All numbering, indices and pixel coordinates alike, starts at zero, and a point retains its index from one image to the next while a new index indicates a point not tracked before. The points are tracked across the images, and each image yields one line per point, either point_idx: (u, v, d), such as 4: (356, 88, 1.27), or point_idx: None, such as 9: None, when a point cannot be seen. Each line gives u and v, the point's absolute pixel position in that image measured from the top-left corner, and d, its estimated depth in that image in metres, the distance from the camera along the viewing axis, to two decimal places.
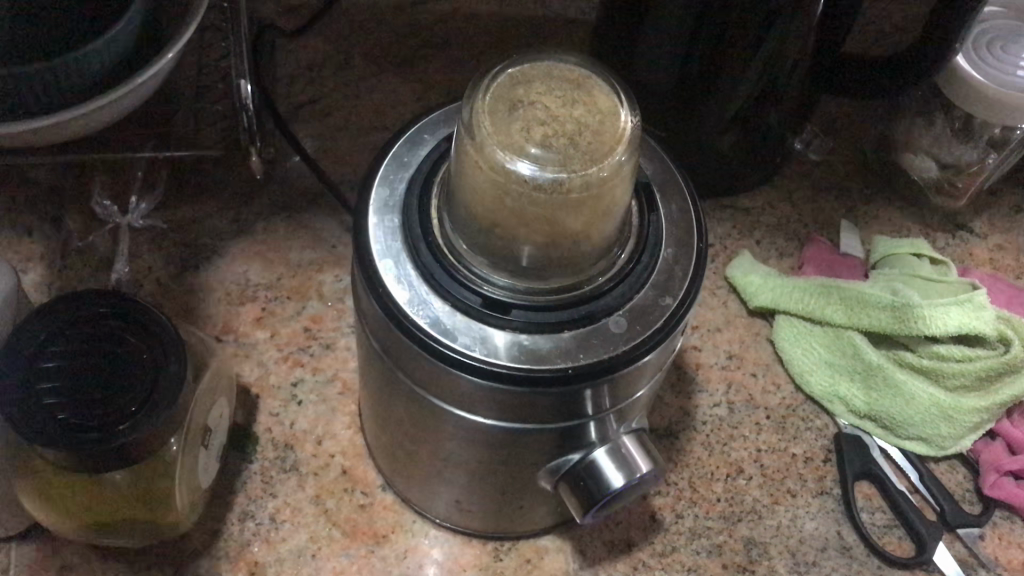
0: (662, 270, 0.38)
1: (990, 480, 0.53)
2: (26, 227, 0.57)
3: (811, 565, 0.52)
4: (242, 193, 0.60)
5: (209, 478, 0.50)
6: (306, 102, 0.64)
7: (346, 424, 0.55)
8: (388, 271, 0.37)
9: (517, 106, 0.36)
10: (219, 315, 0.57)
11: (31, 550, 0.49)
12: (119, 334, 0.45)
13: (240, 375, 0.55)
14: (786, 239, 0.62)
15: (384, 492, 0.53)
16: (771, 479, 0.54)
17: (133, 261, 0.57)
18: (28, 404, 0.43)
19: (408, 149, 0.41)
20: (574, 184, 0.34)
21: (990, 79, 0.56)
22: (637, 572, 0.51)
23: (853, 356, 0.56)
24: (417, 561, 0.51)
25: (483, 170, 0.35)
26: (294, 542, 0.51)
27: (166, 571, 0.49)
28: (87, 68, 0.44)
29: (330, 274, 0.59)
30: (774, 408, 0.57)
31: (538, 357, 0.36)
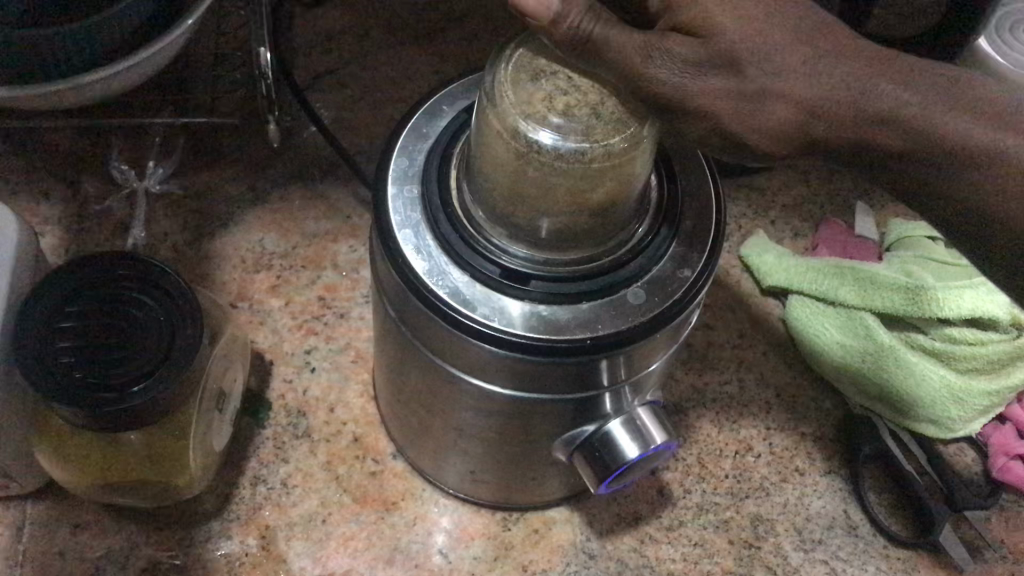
0: (681, 242, 0.39)
1: (1000, 463, 0.53)
2: (45, 190, 0.58)
3: (817, 543, 0.52)
4: (258, 162, 0.61)
5: (222, 441, 0.50)
6: (323, 72, 0.64)
7: (358, 393, 0.55)
8: (408, 242, 0.37)
9: (540, 75, 0.35)
10: (234, 282, 0.57)
11: (46, 508, 0.50)
12: (137, 296, 0.45)
13: (255, 342, 0.56)
14: (801, 219, 0.63)
15: (395, 460, 0.53)
16: (779, 457, 0.55)
17: (150, 227, 0.57)
18: (44, 361, 0.43)
19: (426, 121, 0.41)
20: (597, 155, 0.34)
21: (1015, 64, 0.58)
22: (644, 546, 0.51)
23: (865, 337, 0.55)
24: (426, 529, 0.52)
25: (504, 140, 0.35)
26: (304, 507, 0.51)
27: (178, 531, 0.50)
28: (113, 31, 0.44)
29: (345, 244, 0.59)
30: (784, 387, 0.57)
31: (556, 328, 0.36)
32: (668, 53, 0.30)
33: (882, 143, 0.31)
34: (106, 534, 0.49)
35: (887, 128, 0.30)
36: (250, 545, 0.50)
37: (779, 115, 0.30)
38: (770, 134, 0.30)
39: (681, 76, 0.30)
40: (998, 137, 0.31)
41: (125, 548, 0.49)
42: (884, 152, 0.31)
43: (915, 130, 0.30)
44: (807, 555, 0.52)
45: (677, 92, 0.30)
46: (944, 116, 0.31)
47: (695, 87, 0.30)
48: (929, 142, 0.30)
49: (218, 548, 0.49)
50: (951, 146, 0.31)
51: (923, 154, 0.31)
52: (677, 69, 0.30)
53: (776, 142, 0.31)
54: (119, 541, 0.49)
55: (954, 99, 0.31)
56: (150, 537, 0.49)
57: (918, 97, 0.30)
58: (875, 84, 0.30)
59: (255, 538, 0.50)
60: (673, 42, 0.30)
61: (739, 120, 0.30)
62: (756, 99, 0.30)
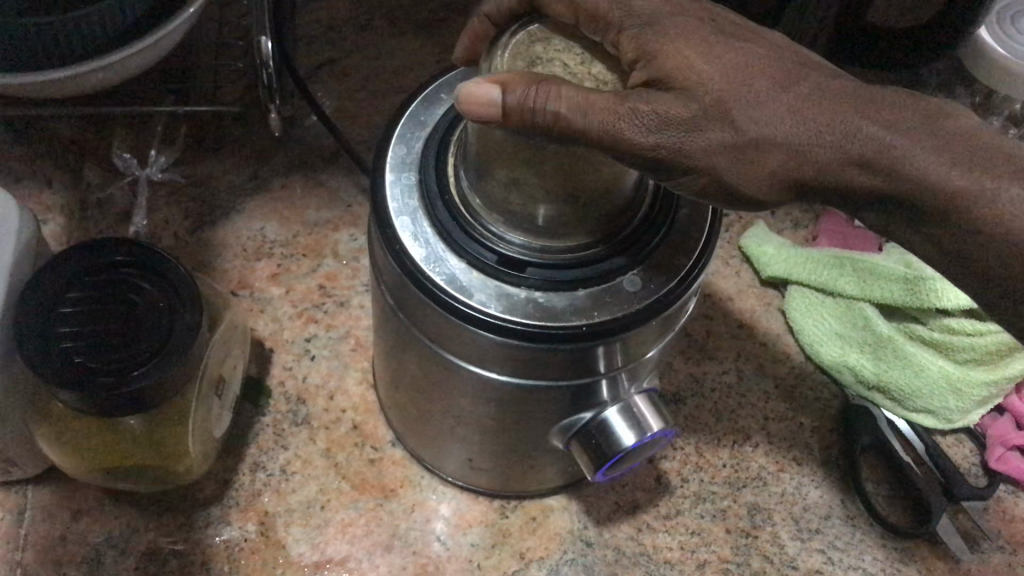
0: (678, 229, 0.38)
1: (996, 454, 0.53)
2: (48, 178, 0.58)
3: (814, 532, 0.52)
4: (259, 151, 0.61)
5: (222, 428, 0.50)
6: (325, 62, 0.64)
7: (357, 381, 0.55)
8: (405, 229, 0.37)
9: (536, 63, 0.35)
10: (235, 270, 0.57)
11: (48, 492, 0.50)
12: (137, 283, 0.46)
13: (256, 329, 0.56)
14: (802, 210, 0.63)
15: (394, 448, 0.54)
16: (777, 447, 0.55)
17: (152, 215, 0.58)
18: (45, 346, 0.43)
19: (425, 109, 0.41)
20: (593, 142, 0.34)
21: (1014, 54, 0.58)
22: (641, 534, 0.52)
23: (864, 328, 0.56)
24: (425, 516, 0.52)
25: (502, 126, 0.35)
26: (303, 494, 0.51)
27: (178, 516, 0.50)
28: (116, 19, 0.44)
29: (346, 233, 0.59)
30: (782, 377, 0.57)
31: (551, 315, 0.36)
32: (652, 109, 0.29)
33: (874, 193, 0.30)
34: (107, 519, 0.50)
35: (874, 175, 0.29)
36: (249, 531, 0.50)
37: (773, 167, 0.30)
38: (766, 185, 0.30)
39: (666, 132, 0.29)
40: (999, 183, 0.29)
41: (125, 533, 0.49)
42: (883, 199, 0.30)
43: (911, 176, 0.29)
44: (803, 545, 0.52)
45: (667, 147, 0.29)
46: (942, 164, 0.29)
47: (683, 143, 0.29)
48: (927, 189, 0.29)
49: (217, 533, 0.50)
50: (955, 195, 0.29)
51: (919, 206, 0.30)
52: (663, 125, 0.29)
53: (774, 189, 0.30)
54: (119, 526, 0.49)
55: (956, 147, 0.29)
56: (150, 522, 0.50)
57: (916, 144, 0.29)
58: (869, 127, 0.29)
59: (254, 524, 0.50)
60: (658, 98, 0.29)
61: (735, 173, 0.30)
62: (750, 150, 0.29)
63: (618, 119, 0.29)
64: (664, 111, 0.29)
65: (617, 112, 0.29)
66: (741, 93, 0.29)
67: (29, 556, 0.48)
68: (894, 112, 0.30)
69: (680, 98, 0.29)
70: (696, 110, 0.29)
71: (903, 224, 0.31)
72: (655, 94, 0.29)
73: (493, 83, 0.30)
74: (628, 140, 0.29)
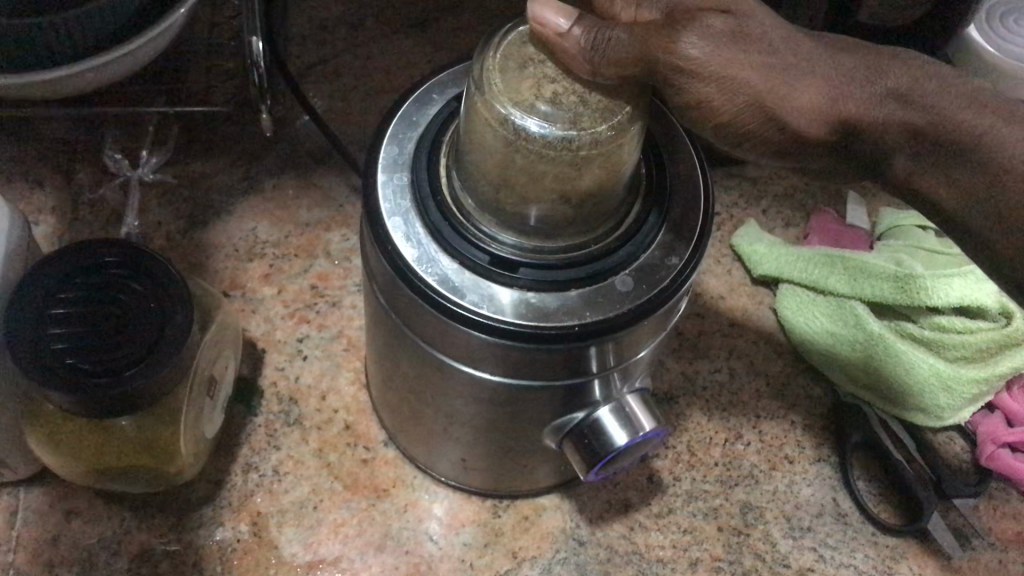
0: (669, 229, 0.39)
1: (987, 451, 0.53)
2: (38, 178, 0.58)
3: (806, 530, 0.52)
4: (252, 151, 0.61)
5: (214, 428, 0.50)
6: (317, 62, 0.64)
7: (350, 381, 0.55)
8: (397, 229, 0.37)
9: (527, 64, 0.35)
10: (227, 271, 0.57)
11: (39, 494, 0.50)
12: (126, 283, 0.46)
13: (248, 330, 0.56)
14: (793, 209, 0.63)
15: (386, 448, 0.54)
16: (768, 445, 0.55)
17: (143, 215, 0.58)
18: (37, 347, 0.43)
19: (416, 109, 0.41)
20: (583, 143, 0.34)
21: (1004, 53, 0.58)
22: (633, 532, 0.52)
23: (854, 326, 0.56)
24: (417, 515, 0.52)
25: (492, 128, 0.35)
26: (296, 494, 0.51)
27: (170, 517, 0.50)
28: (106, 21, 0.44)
29: (337, 233, 0.59)
30: (774, 375, 0.57)
31: (544, 315, 0.36)
32: (703, 25, 0.33)
33: (904, 131, 0.33)
34: (98, 521, 0.49)
35: (913, 111, 0.33)
36: (242, 532, 0.50)
37: (807, 97, 0.33)
38: (803, 113, 0.33)
39: (716, 45, 0.33)
40: (1006, 124, 0.32)
41: (117, 534, 0.49)
42: (909, 133, 0.33)
43: (932, 111, 0.32)
44: (795, 543, 0.52)
45: (713, 57, 0.33)
46: (957, 104, 0.32)
47: (729, 58, 0.33)
48: (944, 124, 0.32)
49: (210, 534, 0.50)
50: (965, 129, 0.32)
51: (941, 142, 0.32)
52: (713, 39, 0.33)
53: (815, 123, 0.33)
54: (111, 527, 0.49)
55: (970, 96, 0.33)
56: (142, 523, 0.50)
57: (932, 87, 0.33)
58: (889, 78, 0.33)
59: (247, 524, 0.50)
60: (709, 19, 0.33)
61: (776, 93, 0.33)
62: (791, 80, 0.33)
63: (667, 32, 0.33)
64: (711, 27, 0.33)
65: (666, 26, 0.33)
66: (774, 37, 0.34)
67: (21, 558, 0.48)
68: (914, 66, 0.34)
69: (725, 20, 0.34)
70: (741, 33, 0.33)
71: (931, 165, 0.33)
72: (707, 16, 0.33)
73: (566, 10, 0.34)
74: (675, 48, 0.32)
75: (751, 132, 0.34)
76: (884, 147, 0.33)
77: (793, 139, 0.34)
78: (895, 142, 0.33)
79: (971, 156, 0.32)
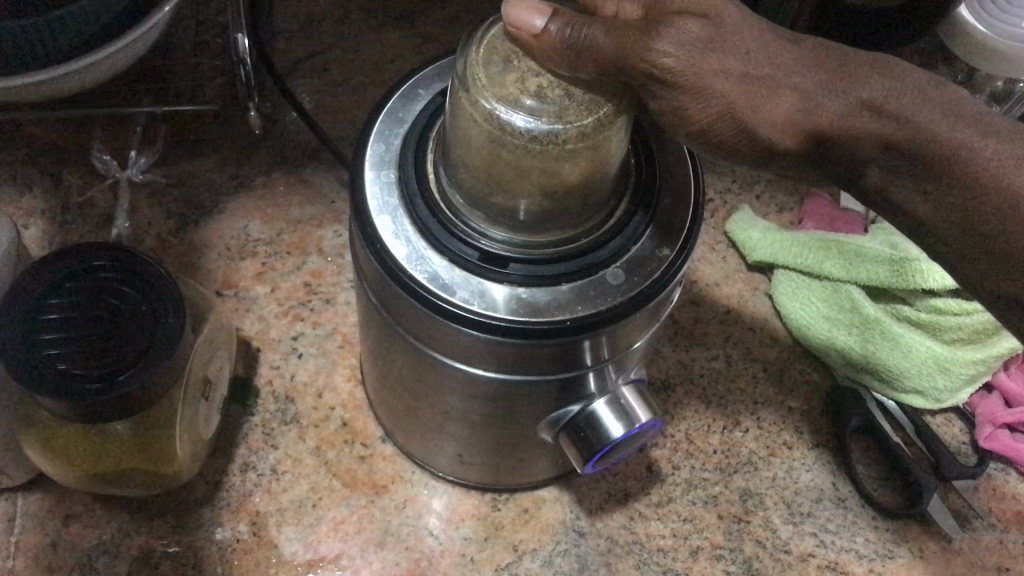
0: (659, 220, 0.38)
1: (985, 432, 0.54)
2: (27, 182, 0.58)
3: (806, 516, 0.52)
4: (240, 149, 0.60)
5: (210, 429, 0.50)
6: (304, 58, 0.64)
7: (346, 377, 0.55)
8: (386, 227, 0.37)
9: (511, 59, 0.35)
10: (219, 270, 0.57)
11: (37, 500, 0.50)
12: (116, 286, 0.45)
13: (242, 329, 0.56)
14: (786, 193, 0.63)
15: (384, 444, 0.54)
16: (767, 432, 0.55)
17: (134, 217, 0.57)
18: (29, 353, 0.43)
19: (402, 105, 0.40)
20: (570, 136, 0.33)
21: (992, 29, 0.58)
22: (633, 522, 0.52)
23: (851, 310, 0.56)
24: (417, 511, 0.52)
25: (477, 123, 0.34)
26: (295, 492, 0.51)
27: (169, 520, 0.50)
28: (88, 24, 0.44)
29: (330, 229, 0.59)
30: (771, 361, 0.57)
31: (536, 310, 0.36)
32: (676, 29, 0.31)
33: (880, 144, 0.29)
34: (97, 524, 0.49)
35: (887, 122, 0.29)
36: (241, 532, 0.50)
37: (780, 108, 0.30)
38: (775, 124, 0.30)
39: (691, 52, 0.31)
40: (986, 141, 0.29)
41: (116, 538, 0.49)
42: (886, 148, 0.29)
43: (909, 122, 0.29)
44: (796, 528, 0.52)
45: (688, 64, 0.31)
46: (936, 115, 0.29)
47: (704, 66, 0.31)
48: (921, 136, 0.29)
49: (209, 535, 0.50)
50: (941, 144, 0.29)
51: (916, 156, 0.29)
52: (688, 45, 0.31)
53: (790, 136, 0.30)
54: (110, 531, 0.49)
55: (951, 107, 0.29)
56: (141, 526, 0.50)
57: (911, 97, 0.29)
58: (868, 85, 0.30)
59: (246, 525, 0.50)
60: (682, 22, 0.31)
61: (749, 105, 0.30)
62: (761, 87, 0.31)
63: (644, 33, 0.31)
64: (686, 30, 0.31)
65: (643, 28, 0.31)
66: (750, 45, 0.31)
67: (20, 563, 0.48)
68: (897, 74, 0.30)
69: (703, 24, 0.31)
70: (717, 39, 0.31)
71: (907, 180, 0.30)
72: (679, 18, 0.31)
73: (542, 8, 0.32)
74: (648, 49, 0.31)
75: (724, 144, 0.32)
76: (859, 162, 0.30)
77: (766, 152, 0.31)
78: (869, 156, 0.30)
79: (945, 176, 0.29)
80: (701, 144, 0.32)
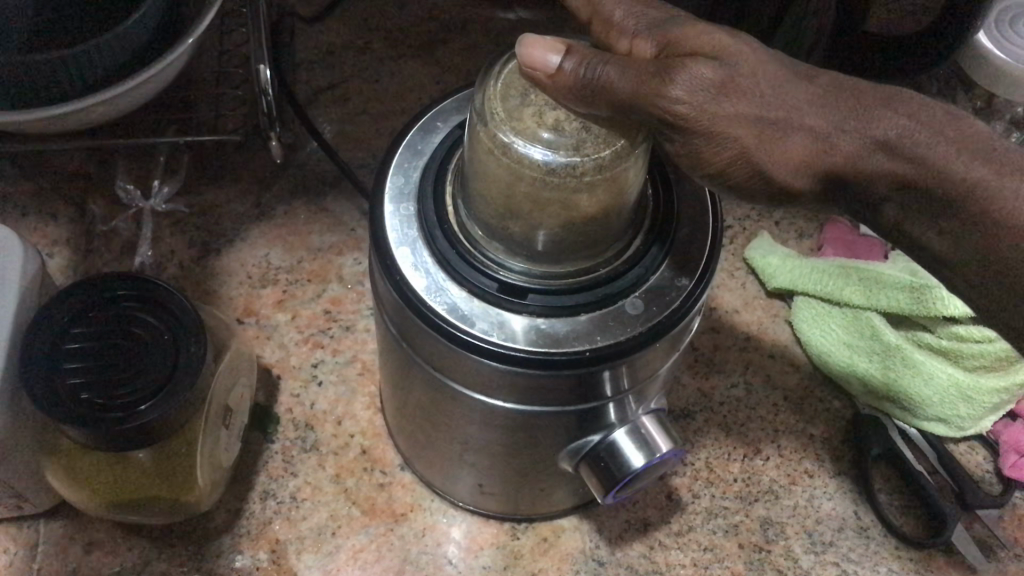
0: (678, 252, 0.38)
1: (1010, 461, 0.53)
2: (53, 211, 0.58)
3: (828, 545, 0.52)
4: (262, 179, 0.61)
5: (231, 457, 0.51)
6: (325, 87, 0.64)
7: (365, 405, 0.55)
8: (406, 259, 0.37)
9: (527, 92, 0.35)
10: (240, 298, 0.57)
11: (59, 527, 0.50)
12: (140, 317, 0.46)
13: (262, 357, 0.56)
14: (807, 220, 0.63)
15: (403, 472, 0.54)
16: (788, 460, 0.54)
17: (156, 245, 0.58)
18: (52, 382, 0.43)
19: (421, 137, 0.41)
20: (587, 168, 0.34)
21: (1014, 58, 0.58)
22: (653, 551, 0.51)
23: (871, 337, 0.56)
24: (436, 539, 0.52)
25: (496, 157, 0.35)
26: (314, 520, 0.51)
27: (189, 547, 0.50)
28: (113, 56, 0.44)
29: (349, 257, 0.59)
30: (791, 389, 0.57)
31: (554, 340, 0.36)
32: (688, 74, 0.30)
33: (895, 182, 0.29)
34: (119, 551, 0.50)
35: (903, 161, 0.29)
36: (260, 560, 0.50)
37: (793, 150, 0.30)
38: (790, 167, 0.30)
39: (703, 98, 0.30)
40: (1003, 179, 0.29)
41: (137, 566, 0.49)
42: (903, 187, 0.29)
43: (925, 161, 0.29)
44: (817, 558, 0.51)
45: (700, 110, 0.30)
46: (950, 152, 0.29)
47: (718, 111, 0.30)
48: (937, 174, 0.29)
49: (228, 563, 0.50)
50: (959, 179, 0.29)
51: (932, 192, 0.29)
52: (699, 92, 0.30)
53: (802, 178, 0.31)
54: (131, 558, 0.50)
55: (967, 141, 0.29)
56: (162, 554, 0.50)
57: (926, 135, 0.29)
58: (882, 123, 0.30)
59: (265, 552, 0.50)
60: (695, 66, 0.31)
61: (763, 147, 0.30)
62: (774, 128, 0.30)
63: (659, 78, 0.31)
64: (699, 75, 0.30)
65: (657, 72, 0.31)
66: (763, 87, 0.31)
67: None
68: (911, 111, 0.30)
69: (715, 66, 0.31)
70: (730, 82, 0.31)
71: (925, 219, 0.30)
72: (691, 61, 0.31)
73: (556, 46, 0.33)
74: (662, 96, 0.31)
75: (740, 184, 0.32)
76: (875, 199, 0.30)
77: (781, 194, 0.31)
78: (886, 194, 0.30)
79: (960, 213, 0.29)
80: (717, 183, 0.33)
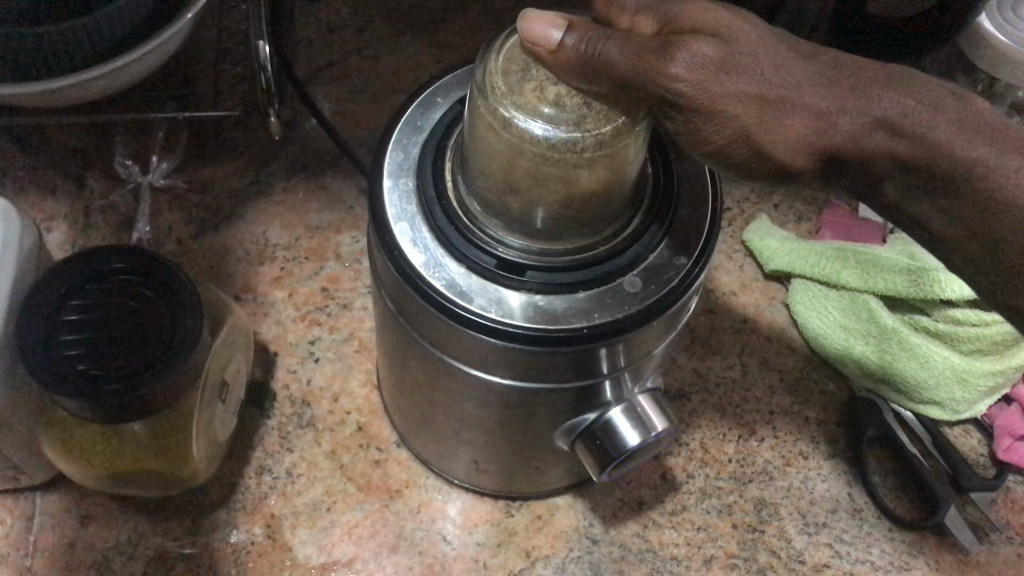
0: (676, 230, 0.38)
1: (1004, 444, 0.53)
2: (51, 186, 0.58)
3: (821, 526, 0.52)
4: (260, 156, 0.61)
5: (226, 431, 0.51)
6: (324, 66, 0.64)
7: (361, 382, 0.56)
8: (404, 234, 0.37)
9: (528, 68, 0.35)
10: (238, 274, 0.57)
11: (55, 499, 0.51)
12: (136, 289, 0.46)
13: (259, 333, 0.56)
14: (805, 203, 0.63)
15: (398, 449, 0.54)
16: (783, 441, 0.55)
17: (154, 221, 0.58)
18: (48, 354, 0.43)
19: (421, 113, 0.41)
20: (587, 144, 0.34)
21: (1016, 41, 0.58)
22: (647, 530, 0.52)
23: (868, 320, 0.56)
24: (431, 516, 0.52)
25: (496, 132, 0.35)
26: (309, 496, 0.52)
27: (185, 521, 0.50)
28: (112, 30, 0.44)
29: (347, 235, 0.59)
30: (787, 371, 0.57)
31: (552, 317, 0.36)
32: (688, 51, 0.30)
33: (895, 161, 0.29)
34: (115, 524, 0.50)
35: (903, 141, 0.29)
36: (255, 535, 0.50)
37: (792, 128, 0.30)
38: (790, 146, 0.30)
39: (702, 75, 0.30)
40: (996, 160, 0.29)
41: (133, 538, 0.50)
42: (902, 166, 0.29)
43: (925, 141, 0.29)
44: (811, 539, 0.52)
45: (700, 88, 0.30)
46: (948, 131, 0.29)
47: (717, 89, 0.30)
48: (935, 153, 0.29)
49: (223, 537, 0.50)
50: (955, 159, 0.29)
51: (930, 171, 0.29)
52: (700, 69, 0.30)
53: (802, 156, 0.30)
54: (126, 531, 0.50)
55: (965, 120, 0.29)
56: (157, 527, 0.50)
57: (926, 114, 0.29)
58: (882, 101, 0.30)
59: (261, 527, 0.50)
60: (695, 43, 0.30)
61: (761, 126, 0.30)
62: (774, 107, 0.30)
63: (659, 54, 0.30)
64: (699, 52, 0.30)
65: (658, 48, 0.30)
66: (764, 65, 0.30)
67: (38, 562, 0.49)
68: (912, 90, 0.30)
69: (716, 43, 0.30)
70: (731, 59, 0.30)
71: (922, 199, 0.30)
72: (692, 38, 0.30)
73: (557, 20, 0.32)
74: (662, 74, 0.30)
75: (738, 163, 0.32)
76: (874, 178, 0.30)
77: (779, 172, 0.31)
78: (885, 173, 0.30)
79: (956, 192, 0.29)
80: (717, 162, 0.32)
